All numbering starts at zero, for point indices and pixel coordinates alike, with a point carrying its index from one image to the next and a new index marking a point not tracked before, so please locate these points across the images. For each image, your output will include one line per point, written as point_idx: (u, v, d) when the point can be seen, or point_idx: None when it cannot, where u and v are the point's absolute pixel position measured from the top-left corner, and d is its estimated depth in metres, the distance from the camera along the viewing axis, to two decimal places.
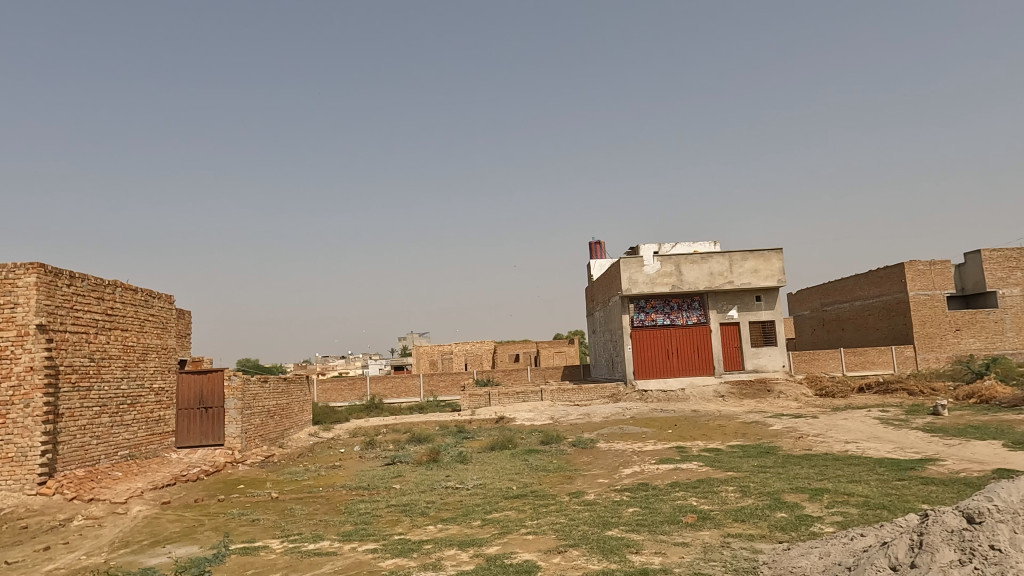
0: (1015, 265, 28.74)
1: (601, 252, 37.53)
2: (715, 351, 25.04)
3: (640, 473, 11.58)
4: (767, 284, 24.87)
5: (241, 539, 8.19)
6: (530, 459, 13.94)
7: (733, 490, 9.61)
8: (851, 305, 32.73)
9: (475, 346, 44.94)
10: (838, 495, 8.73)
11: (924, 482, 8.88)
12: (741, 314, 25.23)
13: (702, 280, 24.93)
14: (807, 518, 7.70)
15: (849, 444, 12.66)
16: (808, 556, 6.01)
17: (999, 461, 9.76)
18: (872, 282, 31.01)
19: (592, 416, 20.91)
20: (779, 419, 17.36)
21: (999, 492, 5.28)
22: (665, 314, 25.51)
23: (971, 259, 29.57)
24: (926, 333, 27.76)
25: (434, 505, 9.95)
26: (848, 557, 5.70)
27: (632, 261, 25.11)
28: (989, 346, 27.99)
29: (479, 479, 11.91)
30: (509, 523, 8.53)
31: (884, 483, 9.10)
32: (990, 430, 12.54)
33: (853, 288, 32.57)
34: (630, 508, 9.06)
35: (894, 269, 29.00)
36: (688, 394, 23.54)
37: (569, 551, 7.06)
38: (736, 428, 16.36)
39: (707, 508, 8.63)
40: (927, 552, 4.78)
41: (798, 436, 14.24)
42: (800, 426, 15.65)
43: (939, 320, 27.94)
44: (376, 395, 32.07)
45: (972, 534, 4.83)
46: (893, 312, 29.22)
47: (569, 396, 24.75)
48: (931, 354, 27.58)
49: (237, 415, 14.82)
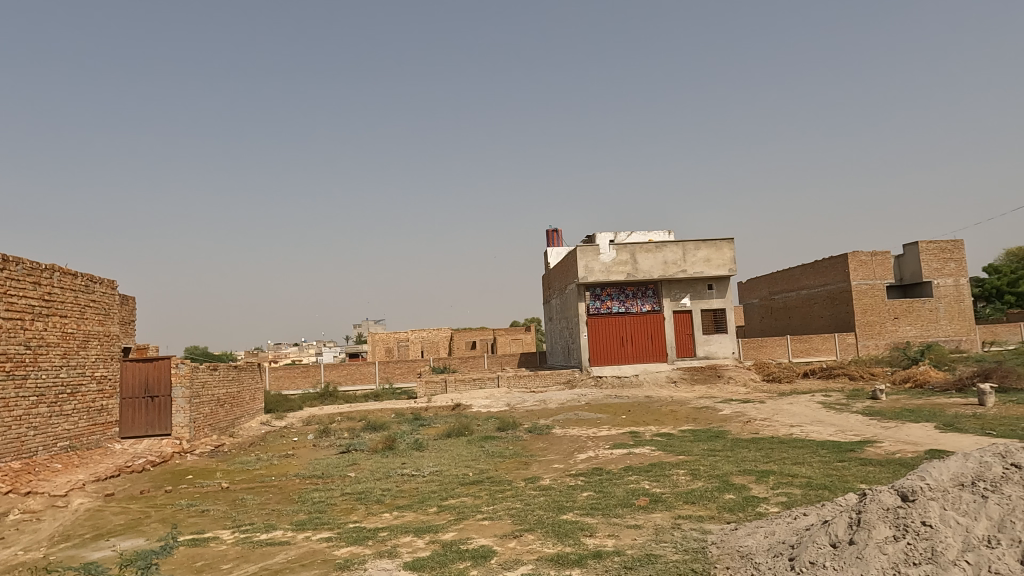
0: (950, 256, 30.16)
1: (558, 240, 37.74)
2: (668, 338, 25.55)
3: (594, 458, 11.76)
4: (719, 273, 25.48)
5: (190, 530, 8.00)
6: (486, 446, 13.98)
7: (684, 473, 9.87)
8: (797, 294, 33.83)
9: (432, 333, 44.70)
10: (782, 476, 9.08)
11: (862, 463, 9.32)
12: (694, 302, 25.78)
13: (656, 269, 25.36)
14: (753, 499, 7.98)
15: (794, 427, 13.16)
16: (755, 535, 6.23)
17: (931, 442, 10.30)
18: (817, 272, 32.12)
19: (548, 402, 21.12)
20: (728, 404, 17.89)
21: (931, 471, 5.55)
22: (620, 302, 25.88)
23: (909, 250, 30.91)
24: (867, 321, 28.96)
25: (390, 493, 9.92)
26: (792, 535, 5.93)
27: (588, 250, 25.35)
28: (924, 333, 29.38)
29: (436, 466, 11.91)
30: (465, 509, 8.57)
31: (826, 464, 9.50)
32: (924, 413, 13.22)
33: (799, 277, 33.66)
34: (584, 493, 9.21)
35: (838, 260, 30.11)
36: (642, 380, 24.01)
37: (524, 535, 7.14)
38: (687, 413, 16.77)
39: (659, 492, 8.84)
40: (864, 529, 5.03)
41: (746, 420, 14.72)
42: (748, 411, 16.14)
43: (879, 308, 29.16)
44: (330, 382, 31.60)
45: (905, 511, 5.09)
46: (836, 301, 30.35)
47: (525, 382, 24.90)
48: (871, 341, 28.79)
49: (185, 404, 14.45)
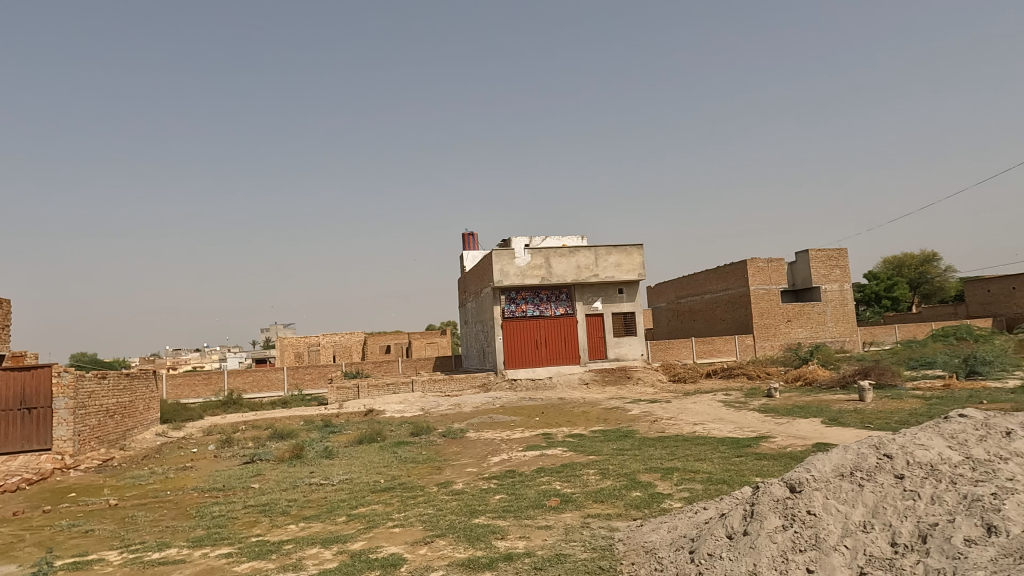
0: (836, 263, 32.61)
1: (474, 244, 37.78)
2: (581, 341, 26.13)
3: (507, 461, 11.84)
4: (629, 277, 26.35)
5: (71, 554, 7.36)
6: (399, 451, 13.76)
7: (594, 472, 10.12)
8: (701, 297, 35.52)
9: (344, 337, 43.53)
10: (685, 472, 9.49)
11: (757, 457, 9.90)
12: (606, 306, 26.52)
13: (570, 273, 25.90)
14: (658, 496, 8.29)
15: (697, 425, 13.80)
16: (659, 531, 6.47)
17: (818, 436, 11.09)
18: (719, 277, 33.86)
19: (463, 406, 21.06)
20: (637, 404, 18.51)
21: (816, 463, 5.96)
22: (535, 305, 26.23)
23: (800, 257, 33.18)
24: (764, 323, 30.83)
25: (297, 503, 9.55)
26: (692, 529, 6.20)
27: (504, 254, 25.53)
28: (814, 335, 31.60)
29: (346, 474, 11.59)
30: (376, 517, 8.39)
31: (725, 459, 10.03)
32: (812, 409, 14.22)
33: (703, 282, 35.38)
34: (497, 495, 9.25)
35: (738, 266, 31.88)
36: (556, 382, 24.42)
37: (436, 541, 7.08)
38: (598, 414, 17.21)
39: (569, 492, 9.01)
40: (757, 521, 5.33)
41: (653, 419, 15.28)
42: (655, 411, 16.77)
43: (774, 311, 31.11)
44: (234, 390, 30.08)
45: (793, 501, 5.44)
46: (736, 304, 32.11)
47: (440, 386, 24.73)
48: (767, 342, 30.67)
49: (68, 415, 13.30)
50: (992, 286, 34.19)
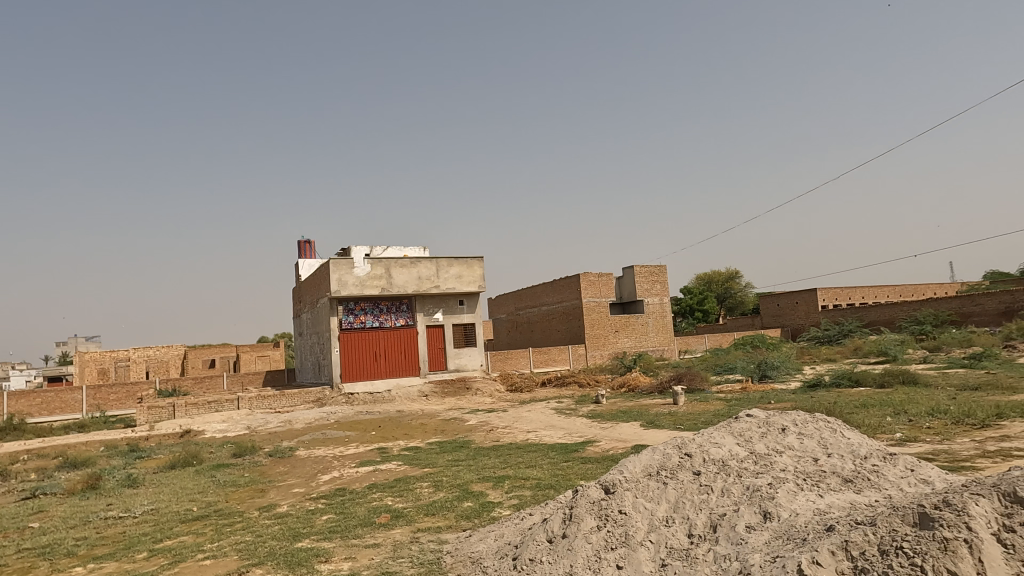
0: (657, 279, 35.63)
1: (311, 252, 36.12)
2: (421, 352, 25.96)
3: (338, 478, 11.37)
4: (469, 289, 26.73)
5: None
6: (217, 475, 12.65)
7: (427, 485, 10.04)
8: (538, 309, 36.99)
9: (159, 351, 39.35)
10: (516, 479, 9.75)
11: (583, 461, 10.46)
12: (446, 317, 26.62)
13: (411, 284, 25.68)
14: (489, 505, 8.41)
15: (530, 433, 14.28)
16: (486, 540, 6.56)
17: (636, 438, 11.99)
18: (555, 290, 35.49)
19: (294, 423, 19.93)
20: (475, 414, 18.75)
21: (628, 464, 6.41)
22: (374, 317, 25.62)
23: (627, 273, 35.84)
24: (594, 334, 32.80)
25: (87, 542, 8.38)
26: (517, 536, 6.37)
27: (342, 263, 24.67)
28: (638, 344, 34.18)
29: (152, 504, 10.40)
30: (184, 550, 7.62)
31: (554, 465, 10.46)
32: (633, 413, 15.36)
33: (540, 294, 36.87)
34: (324, 516, 8.83)
35: (572, 279, 33.67)
36: (395, 395, 23.99)
37: (252, 570, 6.57)
38: (436, 426, 17.17)
39: (400, 507, 8.85)
40: (574, 523, 5.60)
41: (489, 429, 15.57)
42: (492, 420, 17.11)
43: (604, 323, 33.24)
44: (16, 414, 25.86)
45: (607, 502, 5.79)
46: (570, 316, 33.85)
47: (270, 403, 23.22)
48: (597, 352, 32.63)
49: None
50: (782, 301, 39.35)
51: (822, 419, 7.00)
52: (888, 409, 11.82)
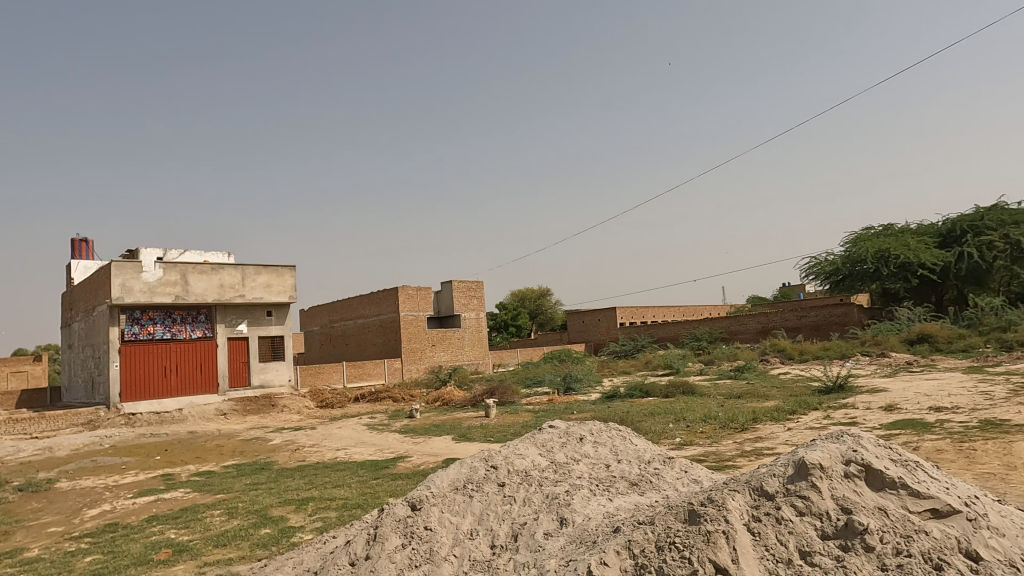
0: (474, 294, 36.43)
1: (88, 252, 31.51)
2: (220, 367, 23.78)
3: (109, 512, 9.92)
4: (278, 299, 25.17)
5: None
6: None
7: (219, 513, 9.15)
8: (354, 322, 35.91)
9: None
10: (321, 501, 9.28)
11: (392, 478, 10.28)
12: (251, 329, 24.72)
13: (211, 292, 23.50)
14: (289, 530, 7.90)
15: (339, 451, 13.72)
16: (283, 569, 6.13)
17: (447, 452, 12.08)
18: (371, 302, 34.70)
19: (56, 450, 17.08)
20: (279, 433, 17.58)
21: (435, 479, 6.42)
22: (165, 327, 22.97)
23: (445, 287, 36.22)
24: (411, 347, 32.59)
25: None
26: (317, 561, 6.05)
27: (127, 266, 21.84)
28: (454, 358, 34.52)
29: None
30: None
31: (362, 483, 10.14)
32: (446, 427, 15.48)
33: (356, 306, 35.82)
34: (86, 558, 7.62)
35: (389, 292, 33.20)
36: (187, 414, 21.67)
37: None
38: (234, 447, 15.78)
39: (185, 540, 7.95)
40: (378, 543, 5.46)
41: (294, 448, 14.68)
42: (298, 439, 16.17)
43: (420, 336, 33.18)
44: None
45: (412, 519, 5.73)
46: (387, 329, 33.30)
47: (24, 427, 19.68)
48: (413, 365, 32.42)
49: None
50: (586, 317, 42.36)
51: (614, 427, 7.61)
52: (670, 416, 13.22)
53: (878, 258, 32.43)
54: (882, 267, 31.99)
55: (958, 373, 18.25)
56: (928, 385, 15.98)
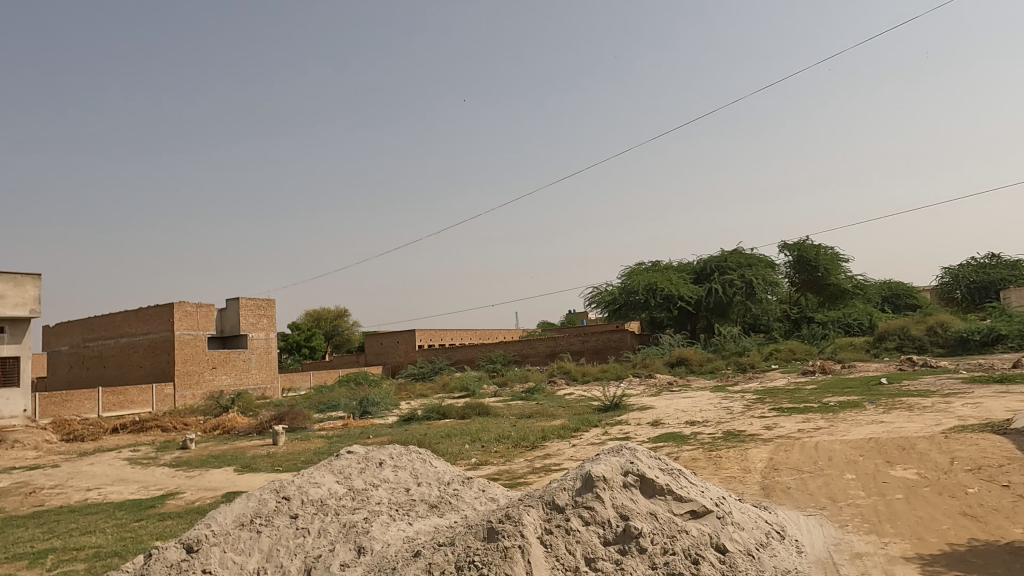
0: (264, 313, 33.92)
1: None
2: None
3: None
4: (14, 313, 21.10)
5: None
6: None
7: None
8: (116, 341, 31.35)
9: None
10: (66, 552, 7.86)
11: (159, 519, 9.08)
12: None
13: None
14: None
15: (91, 491, 11.77)
16: None
17: (228, 485, 11.01)
18: (139, 319, 30.57)
19: None
20: (7, 474, 14.57)
21: (217, 515, 5.84)
22: None
23: (230, 304, 33.27)
24: (186, 371, 29.27)
25: None
26: None
27: None
28: (238, 382, 31.57)
29: None
30: None
31: (121, 527, 8.80)
32: (227, 458, 14.12)
33: (120, 324, 31.32)
34: None
35: (162, 308, 29.59)
36: None
37: None
38: None
39: None
40: None
41: (29, 491, 12.27)
42: (34, 480, 13.55)
43: (198, 358, 29.98)
44: None
45: (188, 565, 5.17)
46: (157, 350, 29.57)
47: None
48: (188, 391, 29.09)
49: None
50: (384, 339, 41.73)
51: (414, 450, 7.59)
52: (466, 438, 13.52)
53: (648, 290, 36.71)
54: (651, 298, 36.33)
55: (707, 391, 21.27)
56: (684, 403, 18.38)
